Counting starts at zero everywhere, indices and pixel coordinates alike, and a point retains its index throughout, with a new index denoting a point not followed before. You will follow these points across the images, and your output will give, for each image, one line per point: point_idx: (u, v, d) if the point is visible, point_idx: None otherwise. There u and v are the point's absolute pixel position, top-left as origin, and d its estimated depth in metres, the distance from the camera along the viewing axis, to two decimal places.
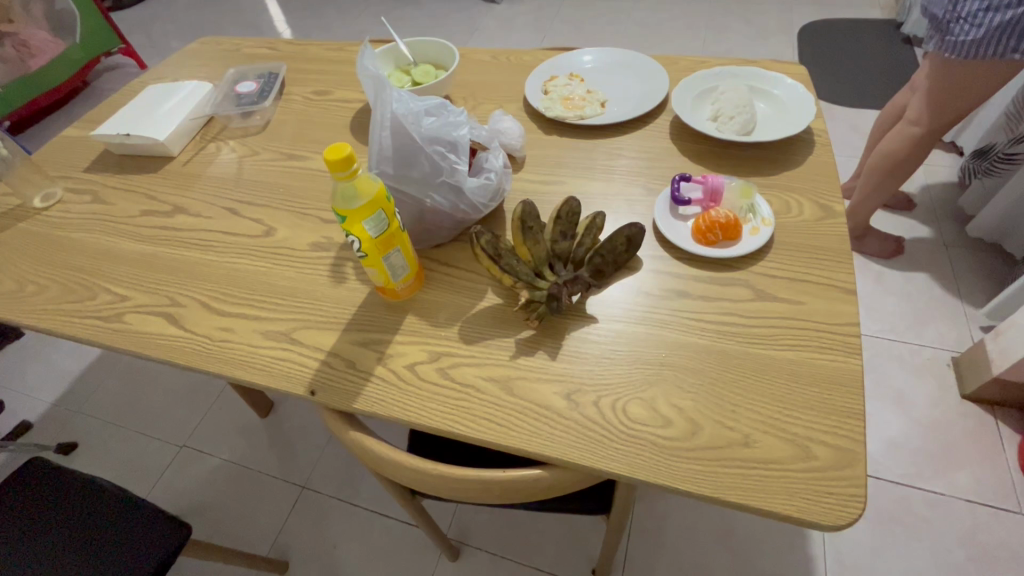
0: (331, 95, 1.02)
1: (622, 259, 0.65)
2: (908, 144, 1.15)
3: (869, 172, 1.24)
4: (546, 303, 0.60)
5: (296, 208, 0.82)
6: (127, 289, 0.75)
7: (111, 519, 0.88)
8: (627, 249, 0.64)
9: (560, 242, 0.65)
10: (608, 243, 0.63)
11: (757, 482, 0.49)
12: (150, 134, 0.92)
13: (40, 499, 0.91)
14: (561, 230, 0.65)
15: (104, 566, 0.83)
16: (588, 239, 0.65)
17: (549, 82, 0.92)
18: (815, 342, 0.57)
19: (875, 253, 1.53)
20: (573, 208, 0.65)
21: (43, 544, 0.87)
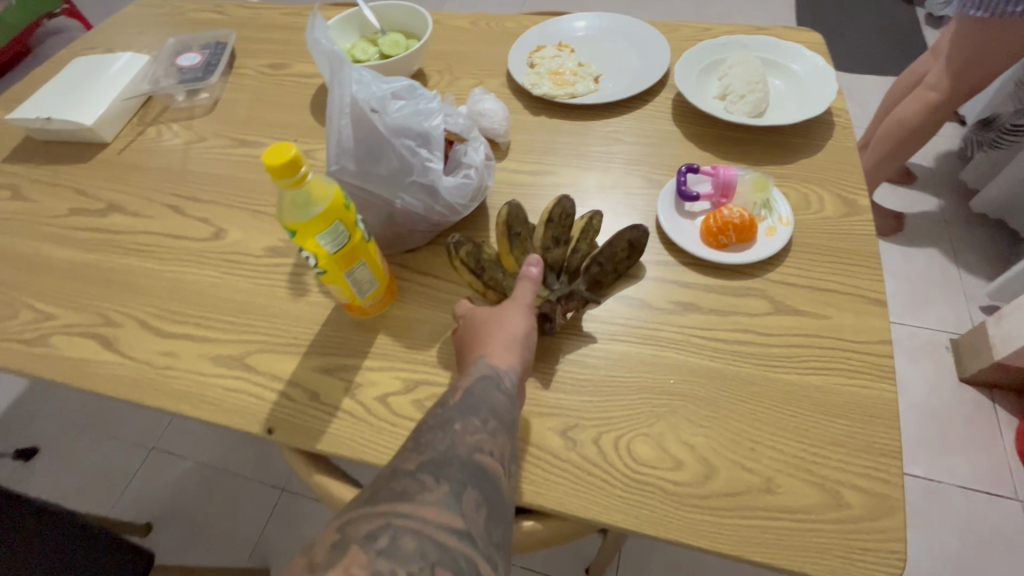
0: (288, 69, 0.89)
1: (622, 267, 0.56)
2: (925, 111, 1.06)
3: (881, 140, 1.16)
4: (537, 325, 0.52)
5: (250, 204, 0.72)
6: (54, 304, 0.65)
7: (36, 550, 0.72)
8: (628, 255, 0.56)
9: (553, 248, 0.55)
10: (607, 249, 0.55)
11: (782, 537, 0.43)
12: (75, 117, 0.79)
13: None
14: (554, 234, 0.56)
15: None
16: (585, 244, 0.57)
17: (535, 53, 0.82)
18: (842, 364, 0.50)
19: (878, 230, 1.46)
20: (566, 209, 0.56)
21: None
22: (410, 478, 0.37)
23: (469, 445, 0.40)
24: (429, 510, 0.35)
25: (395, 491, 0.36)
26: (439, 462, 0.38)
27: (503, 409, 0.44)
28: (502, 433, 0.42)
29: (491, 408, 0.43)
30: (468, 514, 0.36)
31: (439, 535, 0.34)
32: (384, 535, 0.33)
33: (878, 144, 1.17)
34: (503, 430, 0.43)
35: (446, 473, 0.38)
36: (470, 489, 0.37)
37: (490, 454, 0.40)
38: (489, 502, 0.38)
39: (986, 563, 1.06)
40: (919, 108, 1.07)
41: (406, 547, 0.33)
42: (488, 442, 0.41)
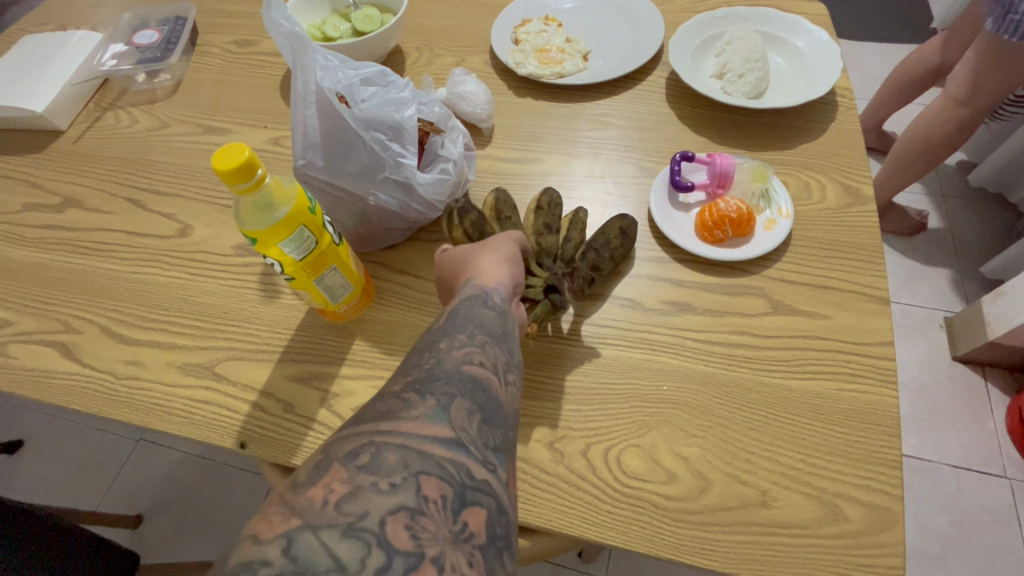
0: (256, 47, 0.83)
1: (619, 256, 0.54)
2: (944, 123, 1.05)
3: (902, 157, 1.14)
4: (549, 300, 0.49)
5: (217, 197, 0.68)
6: (10, 310, 0.61)
7: None
8: (621, 242, 0.54)
9: (546, 235, 0.53)
10: (601, 235, 0.53)
11: (777, 555, 0.41)
12: (25, 104, 0.74)
13: None
14: (545, 222, 0.54)
15: None
16: (577, 233, 0.54)
17: (520, 28, 0.76)
18: (843, 368, 0.48)
19: (897, 228, 1.37)
20: (554, 199, 0.55)
21: None
22: (396, 398, 0.35)
23: (457, 359, 0.38)
24: (414, 422, 0.32)
25: (381, 411, 0.33)
26: (425, 378, 0.36)
27: (493, 323, 0.42)
28: (493, 344, 0.40)
29: (478, 325, 0.41)
30: (458, 422, 0.33)
31: (426, 445, 0.31)
32: (366, 452, 0.30)
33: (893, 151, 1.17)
34: (494, 342, 0.41)
35: (433, 387, 0.35)
36: (460, 398, 0.35)
37: (480, 364, 0.38)
38: (482, 410, 0.35)
39: (968, 539, 1.08)
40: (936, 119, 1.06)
41: (389, 460, 0.30)
42: (478, 355, 0.39)
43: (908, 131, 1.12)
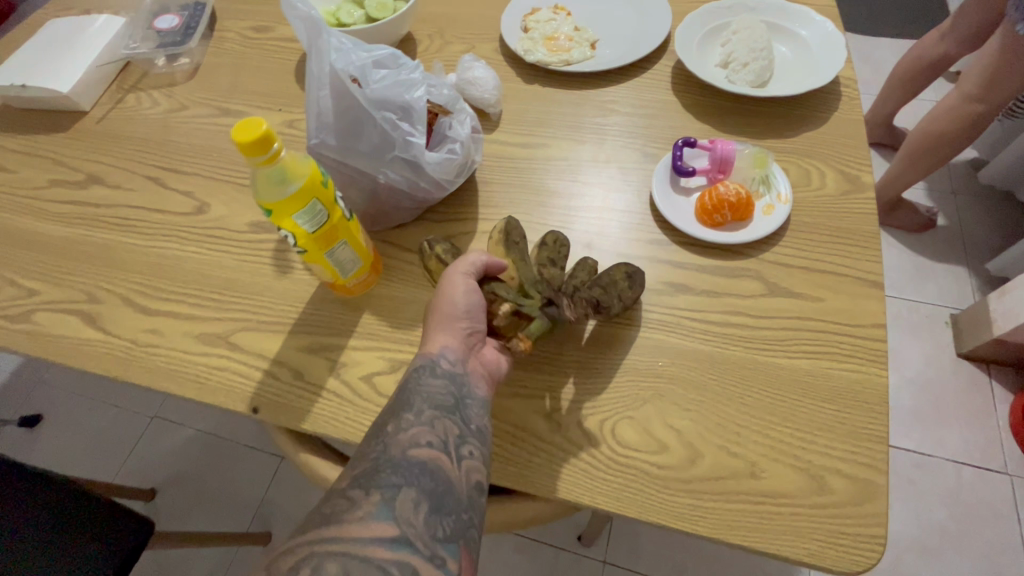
0: (271, 33, 0.85)
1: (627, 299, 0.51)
2: (956, 120, 1.05)
3: (911, 152, 1.15)
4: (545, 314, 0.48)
5: (233, 177, 0.70)
6: (37, 280, 0.64)
7: None
8: (628, 287, 0.51)
9: (550, 266, 0.52)
10: (606, 274, 0.51)
11: (762, 521, 0.43)
12: (51, 84, 0.76)
13: None
14: (550, 254, 0.53)
15: None
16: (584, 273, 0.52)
17: (529, 16, 0.77)
18: (835, 348, 0.49)
19: (906, 225, 1.37)
20: (561, 238, 0.54)
21: None
22: (341, 496, 0.36)
23: (405, 443, 0.40)
24: (356, 525, 0.34)
25: (326, 514, 0.35)
26: (370, 472, 0.38)
27: (443, 392, 0.44)
28: (443, 420, 0.42)
29: (426, 398, 0.43)
30: (404, 516, 0.35)
31: (366, 549, 0.33)
32: (307, 564, 0.32)
33: (902, 149, 1.18)
34: (443, 417, 0.42)
35: (378, 482, 0.37)
36: (406, 489, 0.37)
37: (429, 445, 0.40)
38: (430, 497, 0.37)
39: (966, 531, 1.09)
40: (946, 116, 1.06)
41: (330, 570, 0.32)
42: (429, 433, 0.41)
43: (920, 127, 1.12)
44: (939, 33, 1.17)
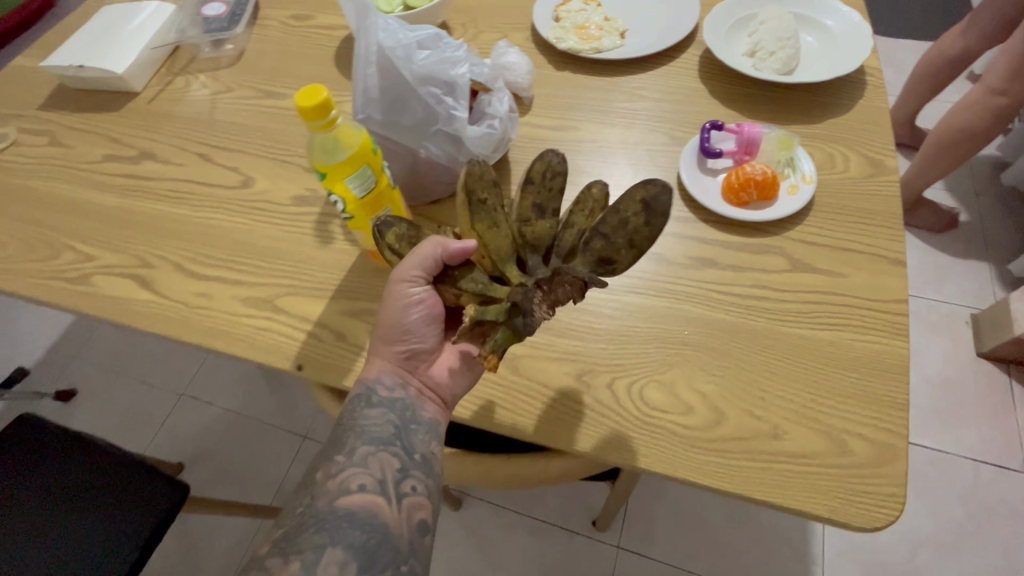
0: (312, 21, 0.89)
1: (639, 237, 0.42)
2: (980, 114, 1.07)
3: (933, 148, 1.16)
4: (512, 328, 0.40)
5: (276, 154, 0.74)
6: (93, 246, 0.68)
7: (84, 512, 0.85)
8: (643, 217, 0.42)
9: (533, 218, 0.44)
10: (614, 217, 0.42)
11: (785, 479, 0.45)
12: (106, 66, 0.81)
13: (23, 471, 0.89)
14: (534, 200, 0.44)
15: (81, 551, 0.82)
16: (584, 212, 0.44)
17: (561, 6, 0.80)
18: (857, 321, 0.51)
19: (926, 225, 1.38)
20: (552, 171, 0.45)
21: (25, 520, 0.85)
22: (268, 557, 0.41)
23: (336, 492, 0.44)
24: None
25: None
26: (299, 531, 0.42)
27: (381, 427, 0.47)
28: (378, 459, 0.46)
29: (362, 437, 0.47)
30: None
31: None
32: None
33: (923, 146, 1.19)
34: (378, 455, 0.46)
35: (305, 541, 0.41)
36: (332, 547, 0.41)
37: (362, 489, 0.44)
38: (359, 548, 0.41)
39: (983, 529, 1.08)
40: (969, 110, 1.08)
41: None
42: (363, 477, 0.44)
43: (942, 123, 1.14)
44: (958, 31, 1.20)
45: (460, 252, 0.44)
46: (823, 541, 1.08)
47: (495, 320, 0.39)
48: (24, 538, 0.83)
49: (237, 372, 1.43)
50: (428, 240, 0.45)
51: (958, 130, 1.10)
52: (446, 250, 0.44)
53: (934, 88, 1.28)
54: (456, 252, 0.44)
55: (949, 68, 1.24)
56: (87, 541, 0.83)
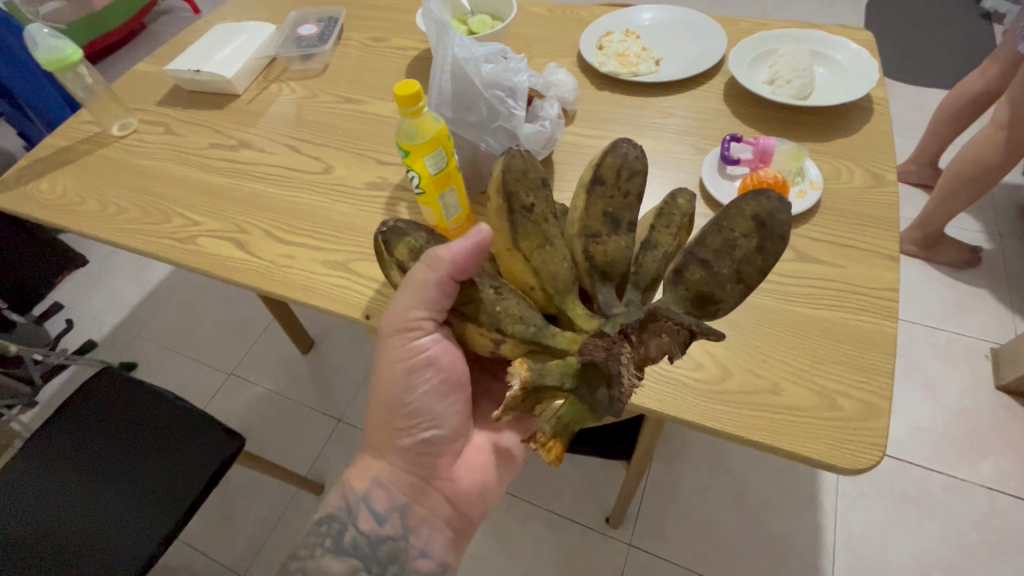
0: (386, 42, 1.04)
1: (743, 263, 0.42)
2: (991, 146, 1.14)
3: (947, 179, 1.23)
4: (583, 398, 0.39)
5: (353, 148, 0.86)
6: (199, 215, 0.81)
7: (154, 453, 0.95)
8: (755, 238, 0.42)
9: (605, 235, 0.45)
10: (718, 240, 0.43)
11: (780, 425, 0.52)
12: (217, 71, 0.96)
13: (103, 414, 0.99)
14: (606, 210, 0.46)
15: (150, 487, 0.92)
16: (669, 231, 0.46)
17: (604, 38, 0.92)
18: (852, 303, 0.59)
19: (948, 262, 1.39)
20: (622, 181, 0.47)
21: (103, 457, 0.95)
22: None
23: None
24: None
25: None
26: None
27: None
28: None
29: None
30: None
31: None
32: None
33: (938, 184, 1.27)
34: None
35: None
36: None
37: None
38: None
39: (1001, 558, 1.06)
40: (979, 143, 1.16)
41: None
42: None
43: (957, 157, 1.21)
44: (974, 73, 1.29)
45: (473, 263, 0.47)
46: (833, 555, 1.09)
47: (556, 386, 0.38)
48: (101, 469, 0.94)
49: (281, 356, 1.53)
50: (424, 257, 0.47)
51: (970, 162, 1.18)
52: (443, 260, 0.46)
53: (956, 129, 1.36)
54: (458, 258, 0.46)
55: (969, 110, 1.32)
56: (150, 480, 0.92)
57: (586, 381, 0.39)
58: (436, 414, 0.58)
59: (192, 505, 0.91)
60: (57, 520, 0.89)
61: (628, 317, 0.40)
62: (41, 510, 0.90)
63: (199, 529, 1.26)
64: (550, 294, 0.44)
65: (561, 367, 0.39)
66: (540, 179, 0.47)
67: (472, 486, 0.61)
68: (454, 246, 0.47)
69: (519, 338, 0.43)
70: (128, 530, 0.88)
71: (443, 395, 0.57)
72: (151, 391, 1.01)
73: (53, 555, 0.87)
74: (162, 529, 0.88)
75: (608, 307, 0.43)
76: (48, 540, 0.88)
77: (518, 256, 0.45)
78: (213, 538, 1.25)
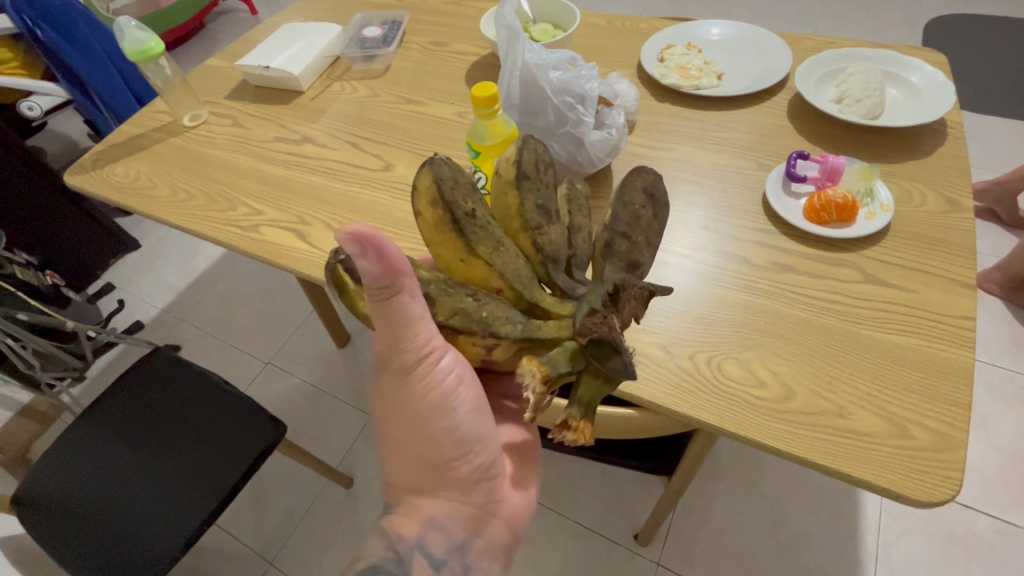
0: (448, 47, 1.06)
1: (649, 228, 0.44)
2: None
3: None
4: (594, 370, 0.37)
5: (413, 148, 0.88)
6: (263, 205, 0.83)
7: (196, 439, 0.96)
8: (651, 209, 0.45)
9: (544, 225, 0.43)
10: (623, 212, 0.44)
11: (848, 451, 0.50)
12: (284, 68, 0.99)
13: (148, 395, 1.01)
14: (537, 201, 0.44)
15: (193, 470, 0.93)
16: (581, 213, 0.47)
17: (665, 50, 0.92)
18: (925, 328, 0.57)
19: None
20: (536, 163, 0.45)
21: (147, 439, 0.96)
22: None
23: None
24: None
25: None
26: None
27: None
28: None
29: None
30: None
31: None
32: None
33: None
34: None
35: None
36: None
37: None
38: None
39: None
40: None
41: None
42: None
43: None
44: None
45: (392, 244, 0.41)
46: None
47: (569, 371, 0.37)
48: (146, 449, 0.95)
49: (316, 349, 1.55)
50: (389, 295, 0.42)
51: None
52: (387, 275, 0.41)
53: None
54: (389, 259, 0.41)
55: None
56: (191, 468, 0.93)
57: (592, 358, 0.37)
58: (480, 437, 0.53)
59: (232, 490, 0.92)
60: (100, 500, 0.91)
61: (594, 298, 0.40)
62: (89, 486, 0.93)
63: (231, 513, 1.28)
64: (519, 291, 0.41)
65: (566, 352, 0.38)
66: (468, 183, 0.43)
67: (521, 500, 0.59)
68: (367, 257, 0.40)
69: (511, 338, 0.39)
70: (168, 516, 0.89)
71: (482, 413, 0.53)
72: (196, 378, 1.02)
73: (96, 537, 0.88)
74: (199, 516, 0.89)
75: (572, 289, 0.43)
76: (95, 518, 0.90)
77: (478, 261, 0.41)
78: (243, 523, 1.27)
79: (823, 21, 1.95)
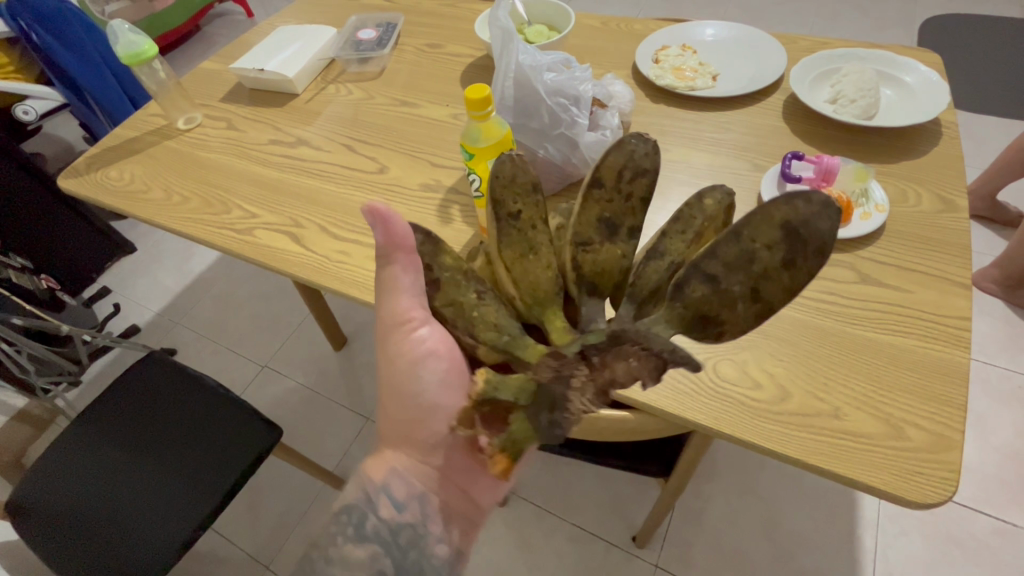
0: (442, 48, 1.06)
1: (764, 276, 0.37)
2: None
3: None
4: (532, 417, 0.36)
5: (407, 150, 0.88)
6: (257, 208, 0.83)
7: (191, 443, 0.95)
8: (778, 254, 0.37)
9: (597, 243, 0.43)
10: (734, 249, 0.37)
11: (844, 453, 0.50)
12: (278, 71, 0.99)
13: (143, 399, 1.00)
14: (601, 215, 0.43)
15: (187, 474, 0.92)
16: (682, 237, 0.43)
17: (660, 52, 0.92)
18: (920, 329, 0.57)
19: None
20: (626, 172, 0.44)
21: (141, 443, 0.96)
22: None
23: None
24: None
25: None
26: None
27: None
28: None
29: None
30: None
31: None
32: None
33: None
34: None
35: None
36: None
37: None
38: None
39: None
40: None
41: None
42: None
43: None
44: None
45: (403, 223, 0.44)
46: None
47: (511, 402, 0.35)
48: (140, 454, 0.95)
49: (313, 352, 1.55)
50: (387, 257, 0.46)
51: None
52: (386, 245, 0.45)
53: None
54: (393, 234, 0.44)
55: None
56: (186, 472, 0.93)
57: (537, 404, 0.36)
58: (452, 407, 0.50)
59: (227, 494, 0.92)
60: (93, 506, 0.91)
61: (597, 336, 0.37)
62: (83, 491, 0.92)
63: (227, 516, 1.28)
64: (530, 305, 0.42)
65: (520, 384, 0.36)
66: (533, 183, 0.44)
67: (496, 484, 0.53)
68: (376, 230, 0.44)
69: (490, 345, 0.41)
70: (163, 521, 0.89)
71: (455, 386, 0.50)
72: (193, 382, 1.02)
73: (90, 543, 0.88)
74: (193, 521, 0.89)
75: (589, 322, 0.41)
76: (88, 524, 0.89)
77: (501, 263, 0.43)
78: (239, 527, 1.26)
79: (819, 22, 1.95)
